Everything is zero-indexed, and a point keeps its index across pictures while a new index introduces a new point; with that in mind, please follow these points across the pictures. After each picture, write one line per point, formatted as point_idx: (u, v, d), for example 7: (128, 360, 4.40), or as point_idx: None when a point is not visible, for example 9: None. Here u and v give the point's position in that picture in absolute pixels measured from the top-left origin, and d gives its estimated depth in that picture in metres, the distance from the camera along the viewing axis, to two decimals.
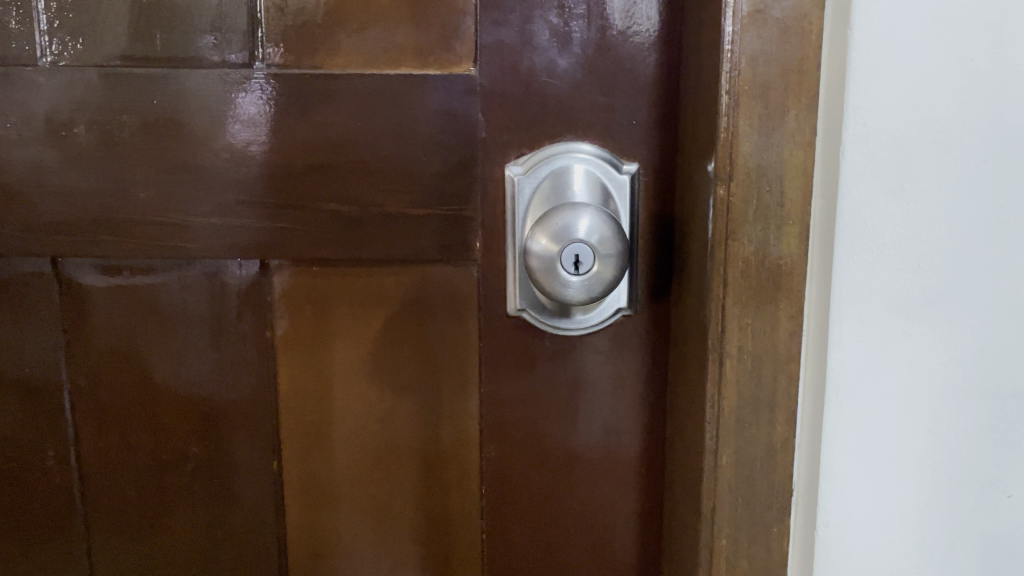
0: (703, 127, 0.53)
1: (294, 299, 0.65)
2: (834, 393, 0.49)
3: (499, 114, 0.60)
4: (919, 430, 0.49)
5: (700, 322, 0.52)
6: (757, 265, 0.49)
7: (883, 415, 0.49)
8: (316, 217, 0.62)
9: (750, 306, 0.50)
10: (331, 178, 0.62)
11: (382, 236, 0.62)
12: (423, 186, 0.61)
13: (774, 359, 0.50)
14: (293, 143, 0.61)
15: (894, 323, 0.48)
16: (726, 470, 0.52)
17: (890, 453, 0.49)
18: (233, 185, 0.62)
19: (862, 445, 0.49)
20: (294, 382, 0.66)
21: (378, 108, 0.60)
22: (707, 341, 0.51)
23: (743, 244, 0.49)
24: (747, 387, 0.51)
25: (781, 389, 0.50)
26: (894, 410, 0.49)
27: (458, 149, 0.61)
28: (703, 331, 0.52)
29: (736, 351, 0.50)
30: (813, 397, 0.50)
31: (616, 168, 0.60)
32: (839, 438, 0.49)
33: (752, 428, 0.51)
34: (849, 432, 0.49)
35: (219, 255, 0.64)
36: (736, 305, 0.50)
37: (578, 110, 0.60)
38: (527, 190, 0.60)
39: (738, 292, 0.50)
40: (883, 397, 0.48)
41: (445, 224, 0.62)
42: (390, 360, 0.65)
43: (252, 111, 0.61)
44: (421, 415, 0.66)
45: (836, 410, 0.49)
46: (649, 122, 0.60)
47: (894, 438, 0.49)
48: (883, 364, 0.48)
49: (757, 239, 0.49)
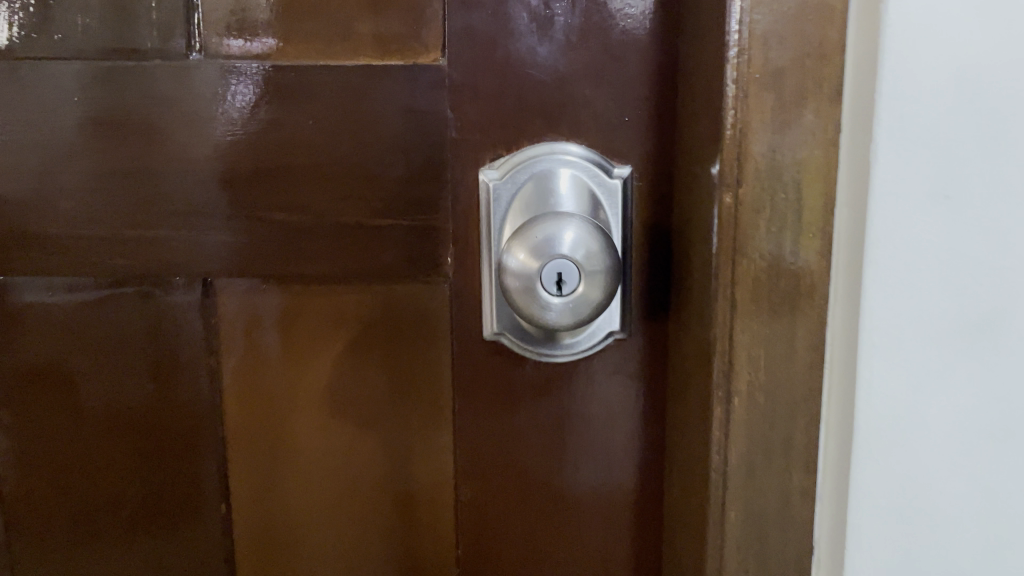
0: (706, 123, 0.45)
1: (243, 322, 0.58)
2: (863, 439, 0.41)
3: (471, 110, 0.53)
4: (968, 482, 0.41)
5: (704, 352, 0.45)
6: (769, 286, 0.42)
7: (922, 465, 0.40)
8: (265, 231, 0.55)
9: (761, 334, 0.42)
10: (281, 185, 0.54)
11: (341, 250, 0.55)
12: (385, 194, 0.54)
13: (790, 396, 0.43)
14: (238, 146, 0.54)
15: (935, 356, 0.39)
16: (733, 525, 0.44)
17: (930, 511, 0.41)
18: (168, 194, 0.55)
19: (897, 500, 0.41)
20: (243, 415, 0.59)
21: (332, 106, 0.53)
22: (712, 375, 0.43)
23: (753, 262, 0.42)
24: (757, 429, 0.43)
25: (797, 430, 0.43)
26: (935, 459, 0.40)
27: (424, 150, 0.53)
28: (707, 362, 0.44)
29: (745, 386, 0.43)
30: (837, 441, 0.42)
31: (606, 171, 0.52)
32: (868, 493, 0.41)
33: (764, 476, 0.44)
34: (881, 486, 0.41)
35: (158, 272, 0.57)
36: (746, 333, 0.42)
37: (561, 104, 0.52)
38: (505, 197, 0.52)
39: (748, 318, 0.42)
40: (922, 445, 0.40)
41: (412, 235, 0.55)
42: (352, 390, 0.58)
43: (189, 110, 0.54)
44: (387, 452, 0.58)
45: (865, 459, 0.41)
46: (643, 118, 0.52)
47: (937, 492, 0.41)
48: (923, 407, 0.40)
49: (770, 255, 0.41)
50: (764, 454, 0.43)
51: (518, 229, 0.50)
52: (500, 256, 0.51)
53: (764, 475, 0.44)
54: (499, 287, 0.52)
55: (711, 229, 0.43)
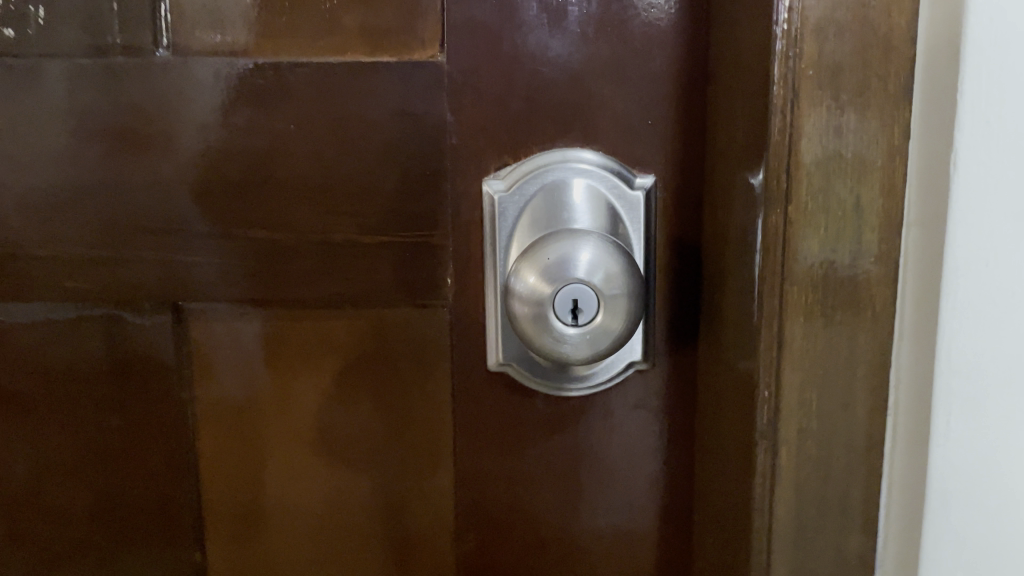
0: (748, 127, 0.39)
1: (220, 350, 0.52)
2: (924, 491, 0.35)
3: (474, 113, 0.47)
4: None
5: (743, 392, 0.39)
6: (823, 317, 0.36)
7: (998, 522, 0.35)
8: (242, 249, 0.49)
9: (813, 374, 0.36)
10: (260, 198, 0.48)
11: (328, 271, 0.49)
12: (375, 208, 0.48)
13: (846, 446, 0.37)
14: (210, 155, 0.48)
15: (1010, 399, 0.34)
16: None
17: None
18: (132, 209, 0.49)
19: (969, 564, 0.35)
20: (221, 452, 0.53)
21: (317, 110, 0.47)
22: (754, 422, 0.37)
23: (804, 291, 0.36)
24: (807, 483, 0.37)
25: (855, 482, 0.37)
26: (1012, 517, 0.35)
27: (421, 158, 0.47)
28: (747, 407, 0.38)
29: (794, 435, 0.37)
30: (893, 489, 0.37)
31: (626, 182, 0.46)
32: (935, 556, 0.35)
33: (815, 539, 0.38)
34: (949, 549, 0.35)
35: (122, 295, 0.51)
36: (795, 374, 0.36)
37: (576, 106, 0.46)
38: (511, 211, 0.47)
39: (799, 357, 0.36)
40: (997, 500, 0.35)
41: (407, 253, 0.49)
42: (341, 426, 0.52)
43: (154, 114, 0.48)
44: (380, 494, 0.52)
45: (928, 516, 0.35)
46: (669, 122, 0.46)
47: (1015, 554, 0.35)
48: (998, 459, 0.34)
49: (823, 282, 0.35)
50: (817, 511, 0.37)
51: (526, 250, 0.44)
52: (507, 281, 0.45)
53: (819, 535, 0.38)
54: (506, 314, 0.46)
55: (753, 251, 0.37)
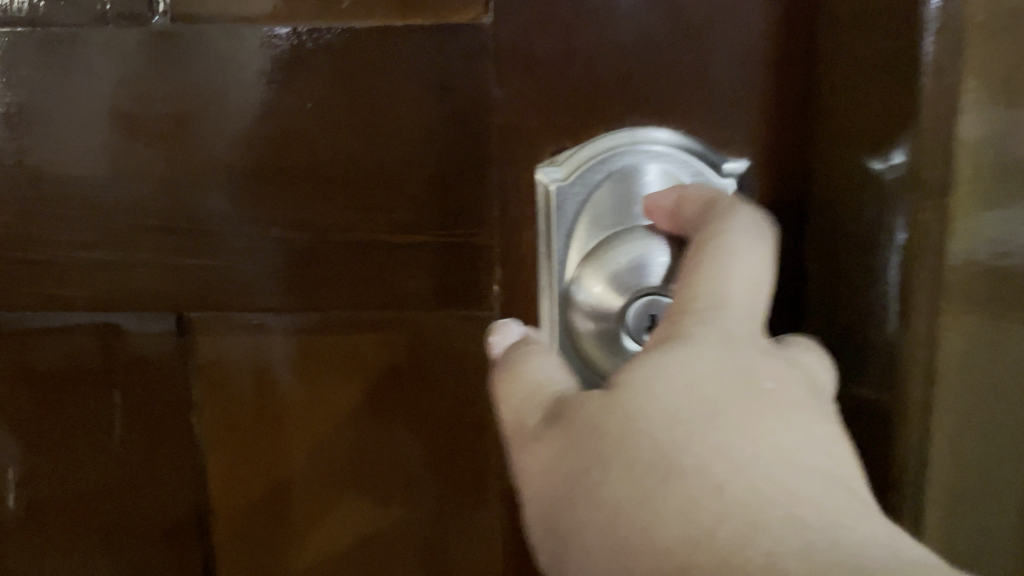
0: (891, 95, 0.30)
1: (228, 368, 0.44)
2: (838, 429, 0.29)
3: (531, 86, 0.38)
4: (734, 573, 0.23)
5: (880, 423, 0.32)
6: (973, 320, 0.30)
7: (724, 476, 0.25)
8: (255, 250, 0.42)
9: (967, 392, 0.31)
10: (274, 191, 0.41)
11: (356, 277, 0.42)
12: (410, 202, 0.41)
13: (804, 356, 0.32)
14: (216, 142, 0.41)
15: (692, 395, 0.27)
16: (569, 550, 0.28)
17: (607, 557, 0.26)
18: (128, 205, 0.42)
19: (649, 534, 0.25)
20: (232, 486, 0.46)
21: (342, 87, 0.39)
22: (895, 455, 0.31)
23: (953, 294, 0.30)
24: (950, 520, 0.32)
25: (755, 270, 0.31)
26: (763, 493, 0.24)
27: (462, 142, 0.39)
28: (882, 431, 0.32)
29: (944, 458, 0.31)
30: (805, 425, 0.28)
31: (711, 167, 0.38)
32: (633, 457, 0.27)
33: (743, 298, 0.30)
34: (641, 452, 0.26)
35: (116, 302, 0.44)
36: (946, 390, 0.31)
37: (651, 76, 0.38)
38: (571, 205, 0.39)
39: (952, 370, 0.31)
40: (593, 456, 0.28)
41: (446, 254, 0.41)
42: (372, 459, 0.45)
43: (150, 93, 0.40)
44: (419, 536, 0.45)
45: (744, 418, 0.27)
46: (765, 93, 0.37)
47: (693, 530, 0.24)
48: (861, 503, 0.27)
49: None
50: (751, 251, 0.31)
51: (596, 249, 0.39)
52: (570, 291, 0.39)
53: (732, 292, 0.30)
54: (566, 331, 0.39)
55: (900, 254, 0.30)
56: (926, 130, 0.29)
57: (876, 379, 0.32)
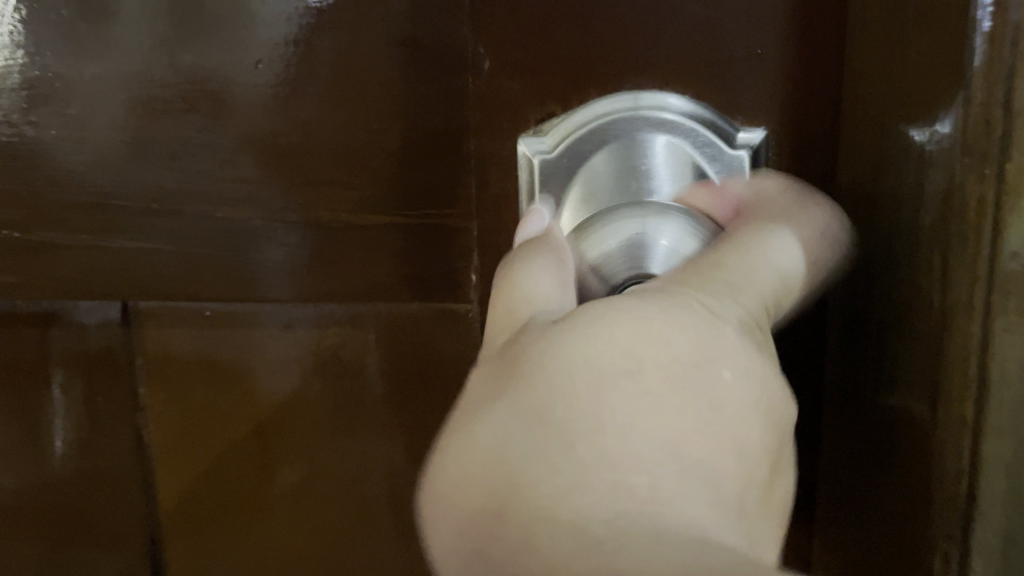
0: (940, 41, 0.24)
1: (182, 363, 0.40)
2: (778, 455, 0.22)
3: (512, 44, 0.33)
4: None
5: (920, 449, 0.26)
6: None
7: (595, 469, 0.19)
8: (205, 232, 0.37)
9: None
10: (220, 166, 0.36)
11: (316, 264, 0.37)
12: (375, 178, 0.36)
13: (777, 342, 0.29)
14: (154, 109, 0.36)
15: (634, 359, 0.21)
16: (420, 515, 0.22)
17: (437, 504, 0.21)
18: (54, 180, 0.37)
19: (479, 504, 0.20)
20: (180, 493, 0.42)
21: (297, 47, 0.35)
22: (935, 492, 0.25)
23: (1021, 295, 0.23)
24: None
25: (804, 257, 0.28)
26: (614, 499, 0.18)
27: (437, 110, 0.35)
28: (921, 463, 0.26)
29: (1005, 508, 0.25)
30: (742, 441, 0.21)
31: (721, 136, 0.33)
32: (521, 402, 0.21)
33: (769, 279, 0.26)
34: (540, 403, 0.20)
35: (48, 293, 0.39)
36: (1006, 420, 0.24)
37: (652, 32, 0.32)
38: (557, 180, 0.34)
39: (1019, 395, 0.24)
40: (498, 390, 0.22)
41: (420, 236, 0.36)
42: (340, 464, 0.40)
43: (74, 53, 0.35)
44: (393, 551, 0.41)
45: (672, 405, 0.20)
46: (786, 51, 0.32)
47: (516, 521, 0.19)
48: (757, 547, 0.21)
49: None
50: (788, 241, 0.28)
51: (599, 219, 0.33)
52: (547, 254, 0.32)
53: (759, 270, 0.26)
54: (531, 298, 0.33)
55: (946, 238, 0.24)
56: (982, 83, 0.23)
57: (910, 390, 0.27)
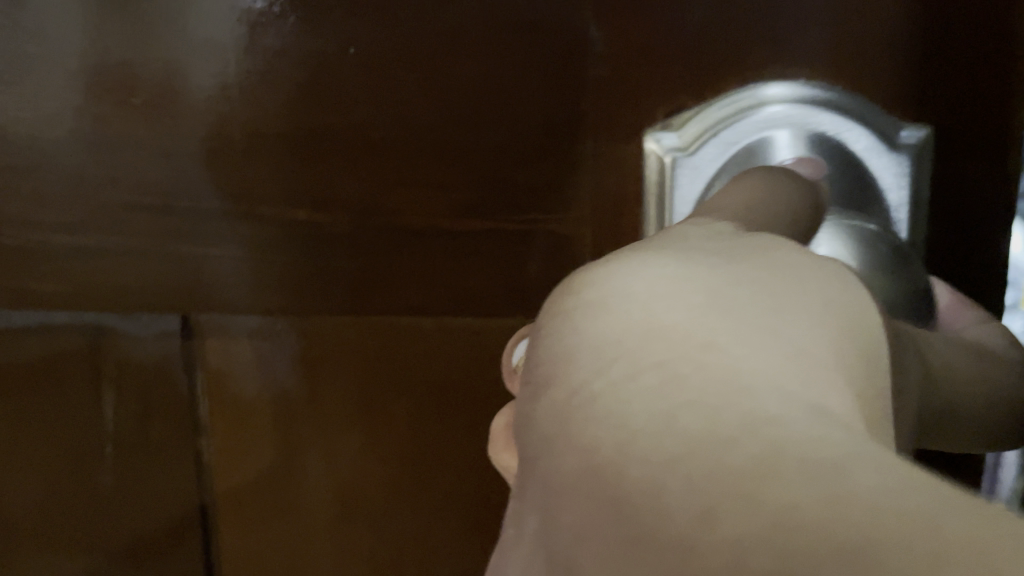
0: None
1: (246, 382, 0.36)
2: None
3: (632, 49, 0.30)
4: (657, 482, 0.13)
5: None
6: None
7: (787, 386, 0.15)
8: (284, 245, 0.34)
9: None
10: (300, 161, 0.33)
11: (404, 269, 0.34)
12: (474, 178, 0.32)
13: (955, 440, 0.26)
14: (234, 117, 0.32)
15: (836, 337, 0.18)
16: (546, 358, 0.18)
17: (564, 319, 0.18)
18: (125, 192, 0.34)
19: (651, 330, 0.16)
20: (241, 500, 0.38)
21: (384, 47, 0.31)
22: None
23: None
24: None
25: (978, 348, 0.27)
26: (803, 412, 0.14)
27: (538, 117, 0.31)
28: None
29: None
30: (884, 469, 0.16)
31: (874, 130, 0.29)
32: (736, 284, 0.18)
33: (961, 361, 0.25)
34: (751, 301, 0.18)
35: (107, 303, 0.36)
36: None
37: (789, 33, 0.29)
38: (691, 177, 0.30)
39: None
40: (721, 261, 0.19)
41: (521, 248, 0.32)
42: (422, 495, 0.36)
43: (137, 37, 0.32)
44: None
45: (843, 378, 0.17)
46: (949, 52, 0.28)
47: (682, 363, 0.15)
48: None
49: None
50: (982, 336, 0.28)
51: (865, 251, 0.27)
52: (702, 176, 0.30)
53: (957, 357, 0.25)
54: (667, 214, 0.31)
55: None
56: None
57: None
